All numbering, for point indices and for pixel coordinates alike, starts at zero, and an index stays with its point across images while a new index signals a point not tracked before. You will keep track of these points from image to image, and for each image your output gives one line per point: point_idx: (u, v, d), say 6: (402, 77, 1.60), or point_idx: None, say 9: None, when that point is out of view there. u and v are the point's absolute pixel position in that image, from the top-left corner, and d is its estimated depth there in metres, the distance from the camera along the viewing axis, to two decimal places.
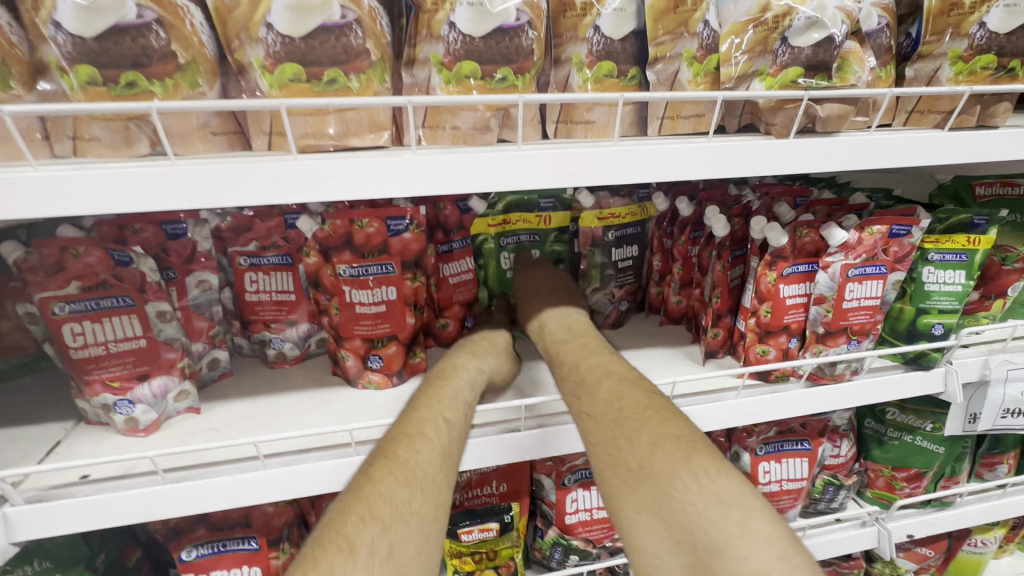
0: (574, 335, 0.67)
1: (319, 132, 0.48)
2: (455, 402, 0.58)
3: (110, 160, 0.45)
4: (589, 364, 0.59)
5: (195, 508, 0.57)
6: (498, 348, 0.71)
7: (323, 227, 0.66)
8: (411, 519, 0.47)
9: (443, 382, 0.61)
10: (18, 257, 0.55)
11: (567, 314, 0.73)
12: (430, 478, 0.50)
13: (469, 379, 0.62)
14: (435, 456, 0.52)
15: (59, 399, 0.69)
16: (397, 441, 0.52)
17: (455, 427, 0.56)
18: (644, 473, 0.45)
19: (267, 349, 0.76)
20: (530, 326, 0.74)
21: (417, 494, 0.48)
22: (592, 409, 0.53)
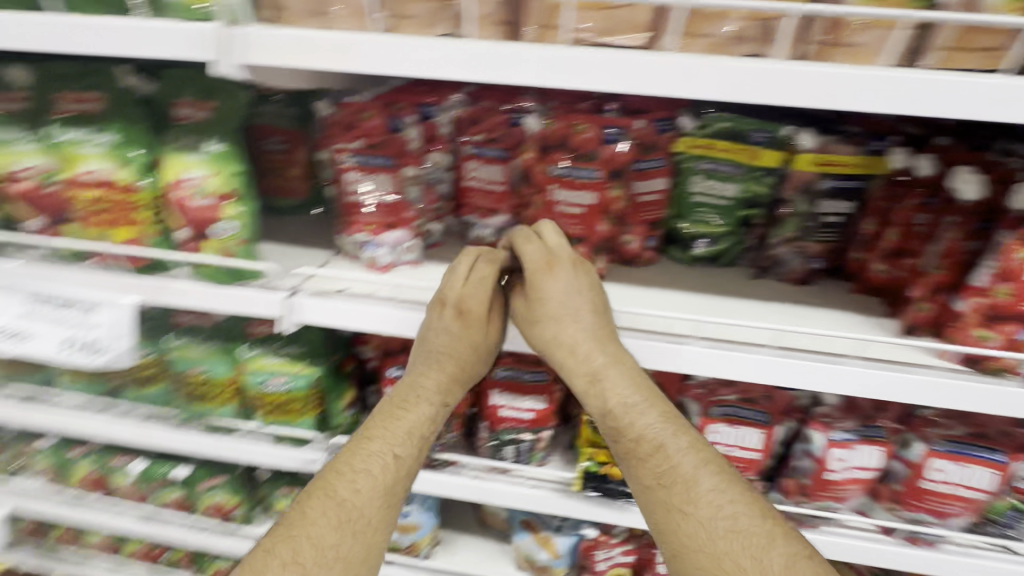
0: (589, 371, 0.69)
1: (586, 27, 0.53)
2: (416, 428, 0.75)
3: (420, 35, 0.55)
4: (654, 421, 0.70)
5: (413, 333, 0.71)
6: (481, 352, 0.73)
7: (547, 126, 0.75)
8: (337, 560, 0.67)
9: (407, 411, 0.75)
10: (330, 113, 0.74)
11: (590, 334, 0.69)
12: (361, 521, 0.70)
13: (432, 408, 0.76)
14: (371, 497, 0.71)
15: (322, 232, 0.89)
16: (337, 477, 0.71)
17: (400, 464, 0.74)
18: (745, 573, 0.61)
19: (469, 231, 0.87)
20: (546, 330, 0.70)
21: (344, 538, 0.69)
22: (686, 480, 0.67)
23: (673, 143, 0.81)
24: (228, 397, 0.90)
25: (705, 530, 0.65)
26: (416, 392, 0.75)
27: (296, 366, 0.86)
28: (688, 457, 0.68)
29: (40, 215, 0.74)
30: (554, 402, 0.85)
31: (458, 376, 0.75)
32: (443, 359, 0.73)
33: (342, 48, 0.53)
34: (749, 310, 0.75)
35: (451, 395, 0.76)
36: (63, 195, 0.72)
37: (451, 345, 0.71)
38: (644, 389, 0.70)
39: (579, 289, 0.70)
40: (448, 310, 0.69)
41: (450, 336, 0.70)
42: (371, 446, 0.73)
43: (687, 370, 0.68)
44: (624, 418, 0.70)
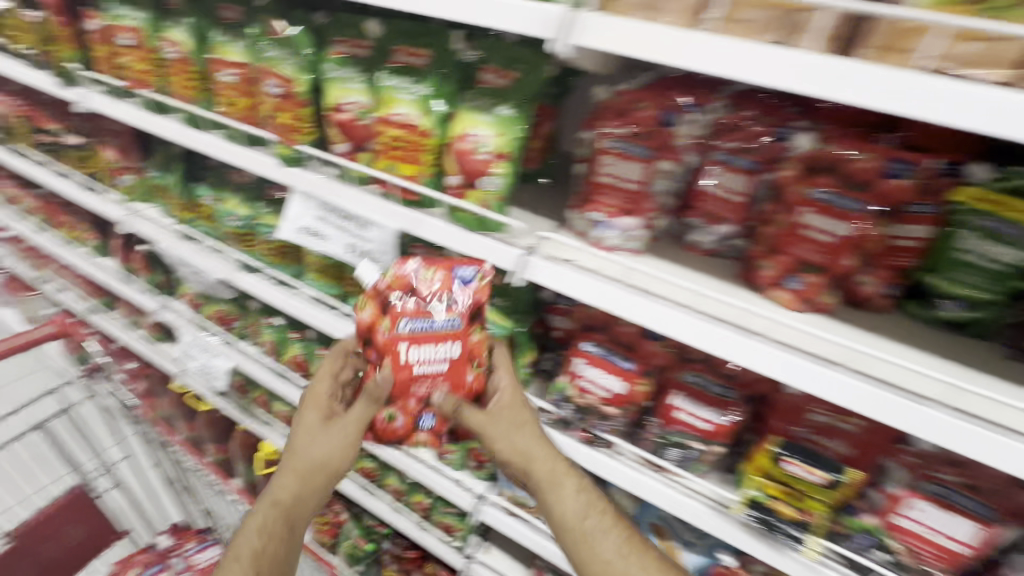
0: (557, 482, 0.79)
1: (948, 56, 0.49)
2: (323, 465, 0.83)
3: (746, 39, 0.56)
4: (571, 494, 0.80)
5: (635, 317, 0.75)
6: (314, 445, 0.83)
7: (818, 146, 0.72)
8: (279, 528, 0.81)
9: (296, 457, 0.83)
10: (610, 99, 0.79)
11: (572, 491, 0.80)
12: (290, 506, 0.82)
13: (296, 481, 0.82)
14: (274, 514, 0.82)
15: (546, 203, 0.97)
16: (281, 492, 0.83)
17: (301, 485, 0.82)
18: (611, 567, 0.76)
19: (689, 234, 0.88)
20: (503, 449, 0.81)
21: (289, 516, 0.82)
22: (582, 532, 0.78)
23: (953, 194, 0.73)
24: None
25: (568, 524, 0.79)
26: (565, 487, 0.80)
27: (498, 318, 0.96)
28: (571, 499, 0.79)
29: (346, 141, 0.91)
30: (739, 424, 0.85)
31: (296, 450, 0.83)
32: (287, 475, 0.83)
33: (665, 40, 0.57)
34: (981, 381, 0.68)
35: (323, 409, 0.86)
36: (373, 129, 0.87)
37: (308, 436, 0.83)
38: (558, 494, 0.79)
39: (535, 439, 0.82)
40: (332, 418, 0.85)
41: (303, 443, 0.84)
42: (285, 477, 0.83)
43: (905, 426, 0.63)
44: (541, 473, 0.80)
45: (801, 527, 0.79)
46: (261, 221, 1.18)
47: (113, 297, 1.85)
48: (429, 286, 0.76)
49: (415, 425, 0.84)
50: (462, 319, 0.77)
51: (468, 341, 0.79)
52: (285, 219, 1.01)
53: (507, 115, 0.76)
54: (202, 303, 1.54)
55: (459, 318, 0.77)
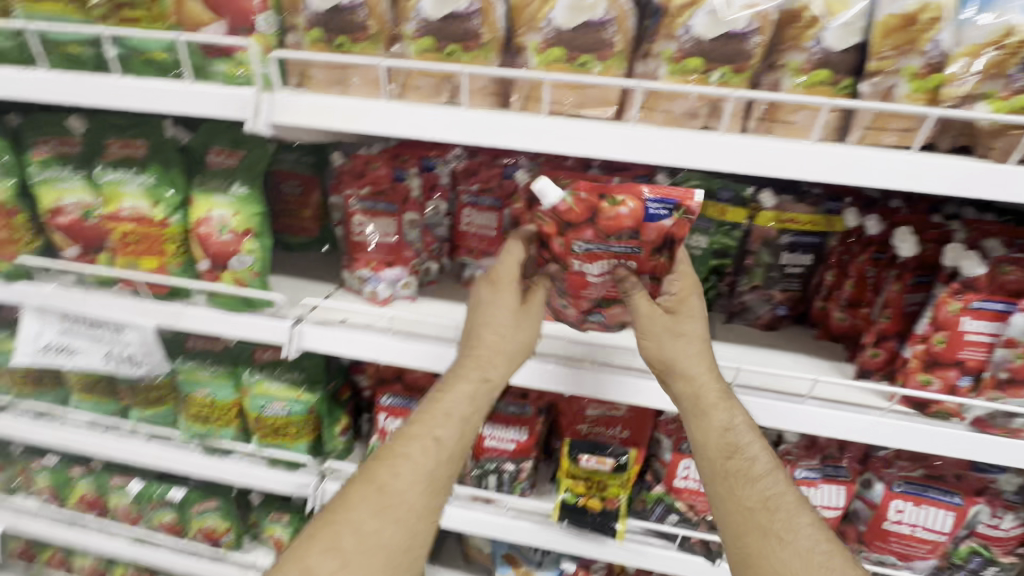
0: (732, 448, 0.66)
1: (564, 102, 0.62)
2: (463, 368, 0.69)
3: (424, 103, 0.65)
4: (717, 429, 0.66)
5: (410, 362, 0.78)
6: (488, 344, 0.68)
7: (534, 180, 0.85)
8: (388, 531, 0.65)
9: (443, 401, 0.68)
10: (342, 164, 0.83)
11: (718, 427, 0.66)
12: (404, 502, 0.66)
13: (466, 396, 0.68)
14: (412, 480, 0.67)
15: (328, 269, 0.98)
16: (383, 463, 0.67)
17: (440, 450, 0.68)
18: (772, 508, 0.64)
19: (464, 270, 0.95)
20: (670, 356, 0.67)
21: (388, 519, 0.66)
22: (746, 524, 0.64)
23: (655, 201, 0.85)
24: (228, 420, 0.95)
25: (756, 512, 0.64)
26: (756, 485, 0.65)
27: (294, 393, 0.91)
28: (715, 430, 0.66)
29: (76, 244, 0.82)
30: (536, 434, 0.90)
31: (479, 364, 0.68)
32: (440, 398, 0.68)
33: (357, 113, 0.64)
34: None
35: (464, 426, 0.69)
36: (103, 227, 0.80)
37: (483, 319, 0.69)
38: (742, 482, 0.65)
39: (699, 346, 0.67)
40: (481, 285, 0.70)
41: (491, 316, 0.68)
42: (407, 447, 0.68)
43: (645, 400, 0.74)
44: (731, 438, 0.66)
45: (610, 516, 0.86)
46: None
47: None
48: (613, 211, 0.62)
49: (584, 319, 0.73)
50: (648, 240, 0.64)
51: (654, 228, 0.63)
52: (17, 341, 0.88)
53: (247, 194, 0.76)
54: None
55: (638, 246, 0.64)
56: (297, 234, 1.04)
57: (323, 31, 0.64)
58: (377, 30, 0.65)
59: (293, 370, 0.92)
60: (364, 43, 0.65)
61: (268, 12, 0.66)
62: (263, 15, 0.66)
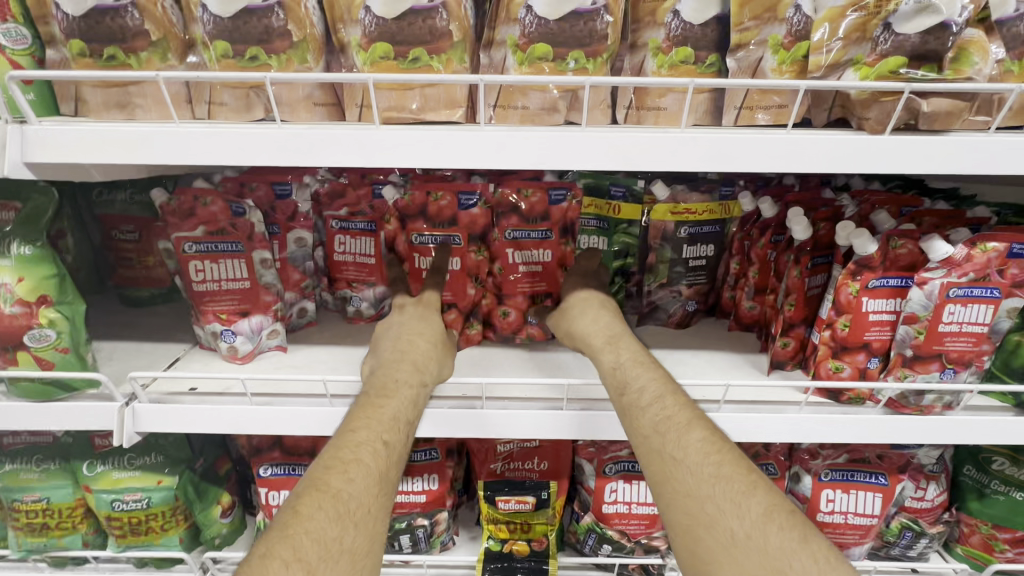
0: (683, 425, 0.57)
1: (401, 105, 0.52)
2: (399, 365, 0.63)
3: (234, 122, 0.53)
4: (643, 372, 0.63)
5: (274, 430, 0.64)
6: (409, 335, 0.68)
7: (403, 196, 0.75)
8: (343, 557, 0.48)
9: (389, 399, 0.59)
10: (164, 202, 0.68)
11: (660, 383, 0.62)
12: (361, 511, 0.52)
13: (415, 391, 0.61)
14: (366, 486, 0.53)
15: (181, 326, 0.83)
16: (330, 471, 0.53)
17: (393, 453, 0.57)
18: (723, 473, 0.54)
19: (348, 305, 0.83)
20: (583, 329, 0.71)
21: (347, 528, 0.50)
22: (711, 504, 0.52)
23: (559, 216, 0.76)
24: (74, 523, 0.78)
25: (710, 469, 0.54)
26: (714, 450, 0.56)
27: (153, 479, 0.76)
28: (628, 364, 0.65)
29: None
30: (448, 480, 0.80)
31: (418, 362, 0.64)
32: (388, 386, 0.61)
33: (140, 140, 0.50)
34: None
35: (399, 425, 0.58)
36: None
37: (416, 327, 0.69)
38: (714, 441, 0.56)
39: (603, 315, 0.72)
40: (409, 304, 0.73)
41: (419, 325, 0.70)
42: (351, 438, 0.56)
43: (557, 434, 0.64)
44: (621, 376, 0.63)
45: (540, 558, 0.77)
46: None
47: None
48: (522, 203, 0.75)
49: (519, 324, 0.79)
50: (555, 225, 0.76)
51: (556, 212, 0.75)
52: None
53: (33, 253, 0.61)
54: None
55: (549, 231, 0.76)
56: (141, 286, 0.87)
57: (84, 42, 0.51)
58: (160, 36, 0.52)
59: (149, 451, 0.77)
60: (145, 53, 0.52)
61: (10, 23, 0.51)
62: (2, 26, 0.51)
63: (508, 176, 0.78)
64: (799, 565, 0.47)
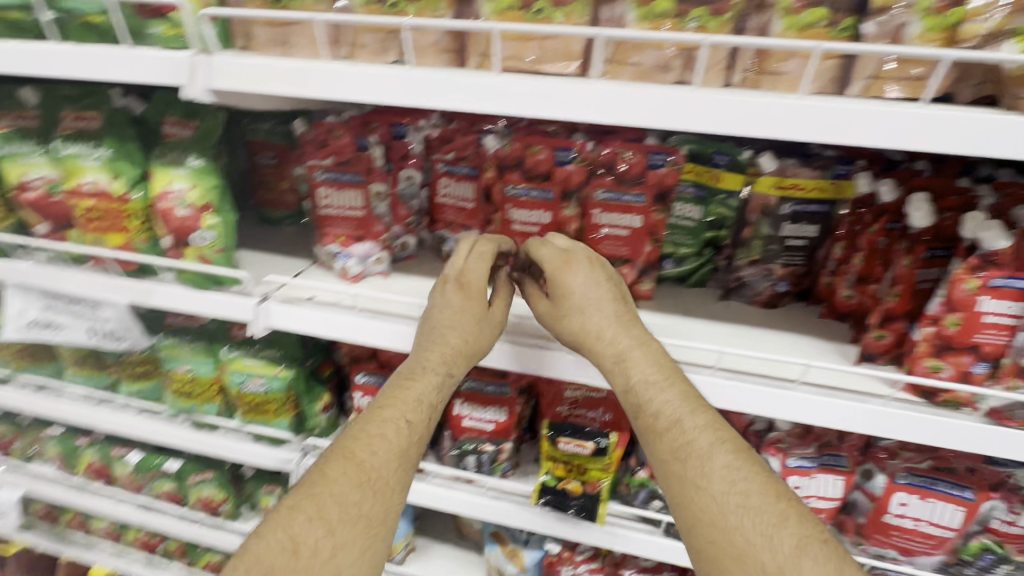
0: (703, 454, 0.58)
1: (520, 55, 0.55)
2: (413, 370, 0.68)
3: (372, 62, 0.59)
4: (659, 397, 0.62)
5: (373, 342, 0.74)
6: (446, 322, 0.69)
7: (504, 147, 0.78)
8: (360, 520, 0.60)
9: (414, 382, 0.67)
10: (304, 132, 0.79)
11: (683, 403, 0.61)
12: (380, 481, 0.62)
13: (440, 378, 0.68)
14: (387, 458, 0.63)
15: (304, 245, 0.95)
16: (357, 442, 0.63)
17: (414, 430, 0.66)
18: (743, 507, 0.55)
19: (444, 245, 0.90)
20: (585, 337, 0.65)
21: (367, 496, 0.61)
22: (740, 538, 0.54)
23: (659, 180, 0.76)
24: (212, 395, 0.95)
25: (726, 505, 0.56)
26: (733, 473, 0.57)
27: (272, 370, 0.90)
28: (638, 382, 0.63)
29: (46, 221, 0.81)
30: (515, 414, 0.87)
31: (456, 354, 0.68)
32: (414, 373, 0.68)
33: (295, 74, 0.58)
34: (687, 325, 0.77)
35: (440, 398, 0.69)
36: (66, 204, 0.78)
37: (453, 316, 0.69)
38: (734, 473, 0.57)
39: (610, 315, 0.66)
40: (449, 285, 0.71)
41: (454, 313, 0.69)
42: (383, 419, 0.65)
43: None
44: (632, 401, 0.63)
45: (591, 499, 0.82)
46: None
47: None
48: (620, 164, 0.76)
49: None
50: (650, 189, 0.76)
51: (653, 177, 0.75)
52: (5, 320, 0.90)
53: (197, 166, 0.73)
54: None
55: (643, 193, 0.76)
56: (275, 208, 1.01)
57: None
58: None
59: (272, 346, 0.91)
60: None
61: None
62: None
63: (610, 137, 0.79)
64: None
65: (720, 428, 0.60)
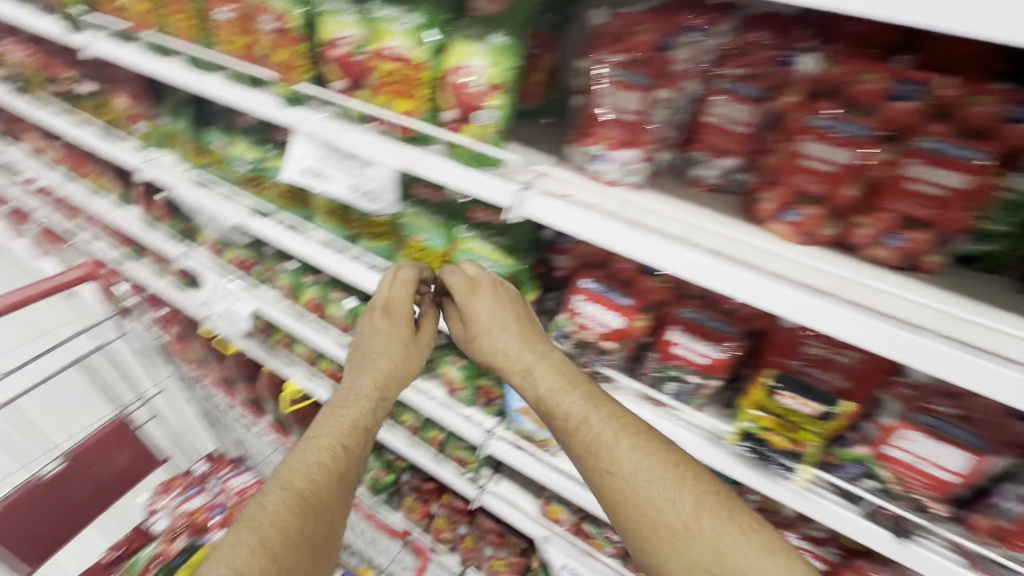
0: (613, 438, 0.80)
1: None
2: (360, 374, 0.93)
3: None
4: (570, 398, 0.85)
5: (627, 250, 0.74)
6: (383, 335, 0.94)
7: (825, 68, 0.68)
8: (292, 513, 0.76)
9: (346, 410, 0.90)
10: (604, 23, 0.79)
11: (608, 418, 0.82)
12: (314, 500, 0.79)
13: (373, 401, 0.92)
14: (323, 475, 0.81)
15: (546, 141, 0.94)
16: (303, 454, 0.83)
17: (350, 451, 0.87)
18: (645, 479, 0.78)
19: (694, 169, 0.85)
20: (489, 352, 0.90)
21: (307, 518, 0.77)
22: (652, 506, 0.77)
23: (1016, 138, 0.62)
24: (438, 266, 1.04)
25: (641, 482, 0.78)
26: (611, 449, 0.80)
27: (501, 256, 0.96)
28: (546, 386, 0.86)
29: (346, 78, 0.91)
30: (733, 356, 0.84)
31: (394, 360, 0.94)
32: (375, 360, 0.93)
33: None
34: (989, 311, 0.67)
35: (386, 391, 0.94)
36: (367, 65, 0.86)
37: (384, 344, 0.94)
38: (619, 433, 0.81)
39: (505, 304, 0.89)
40: (378, 313, 0.94)
41: (381, 339, 0.94)
42: (327, 428, 0.87)
43: (902, 360, 0.63)
44: (552, 402, 0.85)
45: (795, 456, 0.80)
46: (270, 165, 1.20)
47: (141, 245, 1.92)
48: (970, 110, 0.63)
49: (876, 242, 0.72)
50: (999, 147, 0.63)
51: (1011, 132, 0.62)
52: (288, 161, 1.01)
53: (503, 42, 0.75)
54: (222, 250, 1.58)
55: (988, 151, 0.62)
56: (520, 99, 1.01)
57: None
58: None
59: (505, 234, 0.96)
60: None
61: None
62: None
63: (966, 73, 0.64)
64: (731, 555, 0.72)
65: (610, 402, 0.86)
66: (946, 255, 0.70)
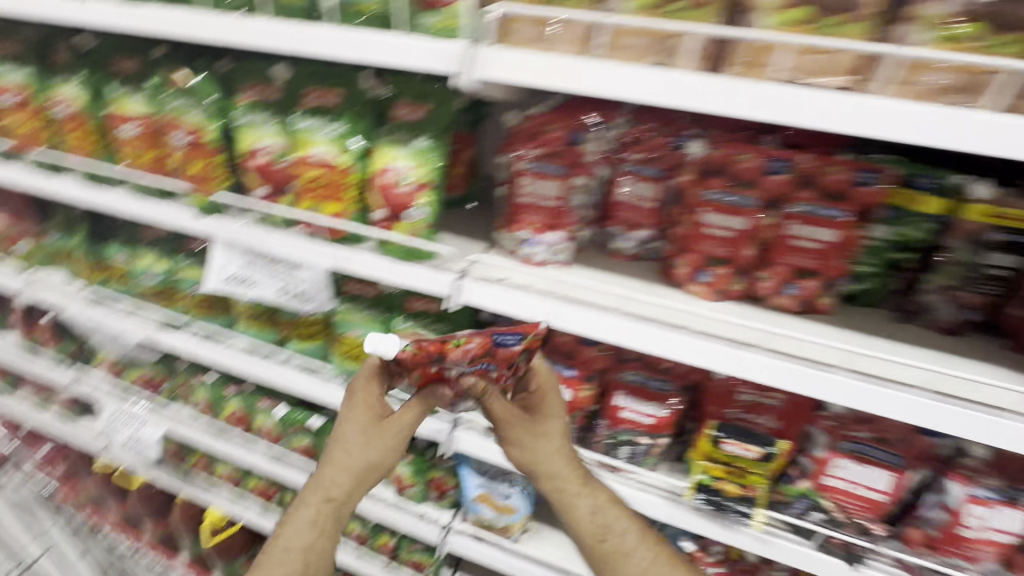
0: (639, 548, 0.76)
1: (799, 70, 0.56)
2: (376, 468, 0.78)
3: (633, 63, 0.61)
4: (586, 508, 0.77)
5: (568, 324, 0.77)
6: (355, 451, 0.77)
7: (711, 152, 0.80)
8: None
9: (294, 515, 0.79)
10: (517, 123, 0.87)
11: (640, 534, 0.77)
12: None
13: (315, 512, 0.78)
14: None
15: (473, 229, 0.98)
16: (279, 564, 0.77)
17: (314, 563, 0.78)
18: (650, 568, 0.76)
19: (611, 241, 0.91)
20: (554, 465, 0.78)
21: None
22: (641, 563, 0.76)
23: (871, 199, 0.75)
24: None
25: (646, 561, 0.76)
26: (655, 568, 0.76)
27: (439, 343, 0.96)
28: (622, 520, 0.76)
29: (265, 185, 0.89)
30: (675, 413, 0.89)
31: (328, 490, 0.77)
32: (338, 450, 0.78)
33: (556, 68, 0.61)
34: (872, 342, 0.77)
35: (329, 523, 0.79)
36: (291, 171, 0.86)
37: (345, 459, 0.76)
38: (617, 517, 0.77)
39: (556, 448, 0.78)
40: (371, 422, 0.77)
41: (349, 424, 0.77)
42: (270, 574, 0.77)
43: (806, 386, 0.70)
44: (602, 520, 0.77)
45: (751, 503, 0.82)
46: (181, 275, 1.13)
47: (16, 376, 1.66)
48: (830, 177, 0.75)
49: (779, 291, 0.81)
50: (853, 207, 0.76)
51: (863, 194, 0.75)
52: (207, 271, 0.95)
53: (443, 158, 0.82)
54: (124, 369, 1.42)
55: (847, 209, 0.75)
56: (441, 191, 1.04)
57: None
58: None
59: (441, 320, 0.97)
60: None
61: None
62: None
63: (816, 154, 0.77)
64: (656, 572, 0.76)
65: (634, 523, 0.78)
66: (833, 296, 0.81)
